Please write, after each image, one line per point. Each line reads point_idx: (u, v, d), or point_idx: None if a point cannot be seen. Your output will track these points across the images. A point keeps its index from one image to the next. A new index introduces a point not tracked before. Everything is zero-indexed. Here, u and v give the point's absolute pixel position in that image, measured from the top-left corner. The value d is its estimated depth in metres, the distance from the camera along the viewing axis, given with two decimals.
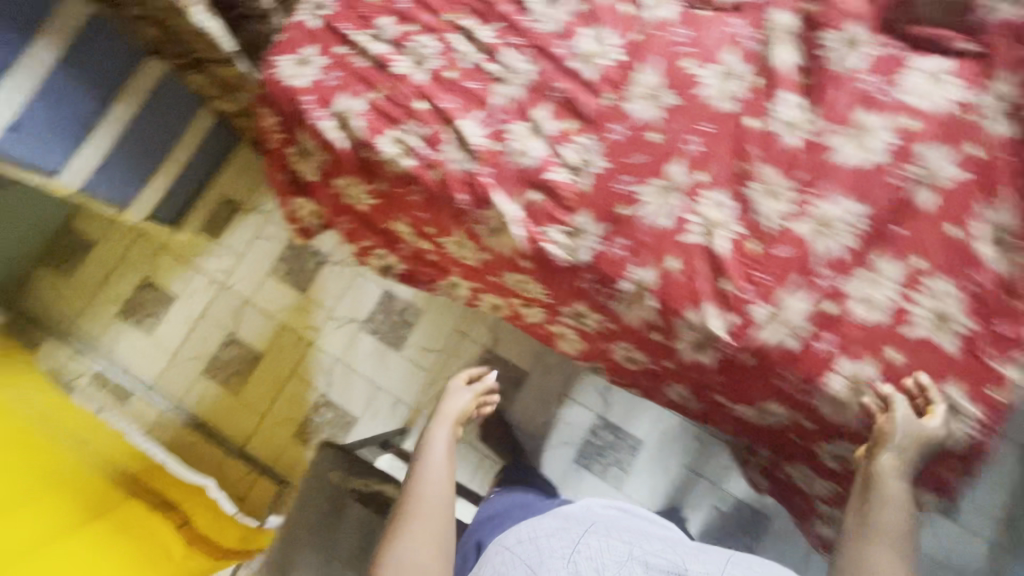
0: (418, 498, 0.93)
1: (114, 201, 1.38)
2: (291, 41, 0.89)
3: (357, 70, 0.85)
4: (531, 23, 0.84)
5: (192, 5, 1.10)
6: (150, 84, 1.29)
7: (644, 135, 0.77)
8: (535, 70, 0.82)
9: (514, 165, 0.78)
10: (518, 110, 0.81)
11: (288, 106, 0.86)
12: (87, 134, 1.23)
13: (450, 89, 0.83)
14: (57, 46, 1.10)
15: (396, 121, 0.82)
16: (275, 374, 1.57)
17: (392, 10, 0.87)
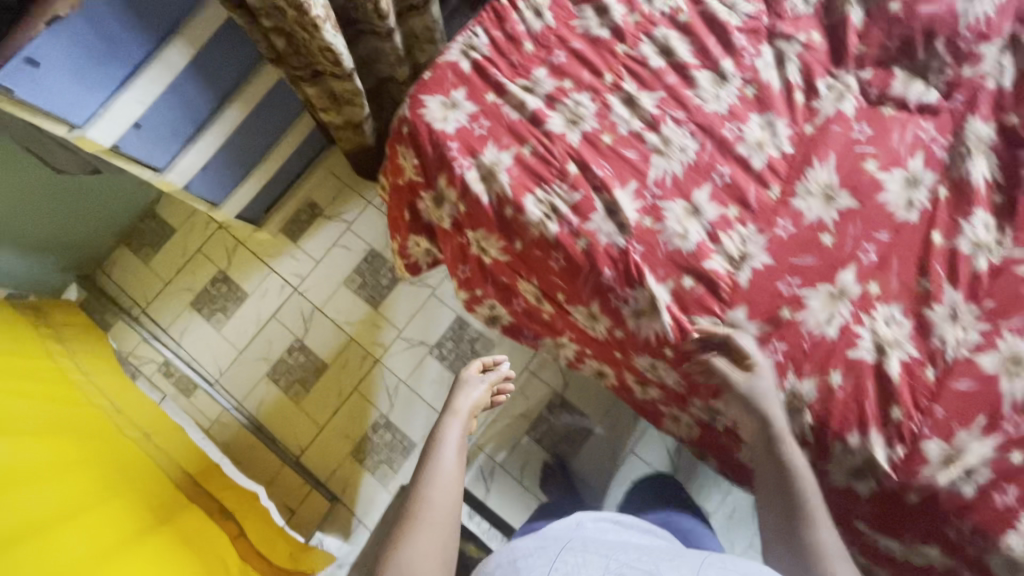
0: (424, 503, 0.88)
1: (207, 197, 1.38)
2: (437, 81, 0.86)
3: (508, 123, 0.82)
4: (699, 102, 0.80)
5: (325, 22, 1.11)
6: (264, 87, 1.28)
7: (816, 236, 0.77)
8: (697, 148, 0.78)
9: (668, 249, 0.74)
10: (676, 189, 0.77)
11: (432, 151, 0.83)
12: (196, 133, 1.23)
13: (604, 156, 0.79)
14: (189, 40, 1.07)
15: (545, 182, 0.79)
16: (337, 387, 1.55)
17: (549, 64, 0.84)
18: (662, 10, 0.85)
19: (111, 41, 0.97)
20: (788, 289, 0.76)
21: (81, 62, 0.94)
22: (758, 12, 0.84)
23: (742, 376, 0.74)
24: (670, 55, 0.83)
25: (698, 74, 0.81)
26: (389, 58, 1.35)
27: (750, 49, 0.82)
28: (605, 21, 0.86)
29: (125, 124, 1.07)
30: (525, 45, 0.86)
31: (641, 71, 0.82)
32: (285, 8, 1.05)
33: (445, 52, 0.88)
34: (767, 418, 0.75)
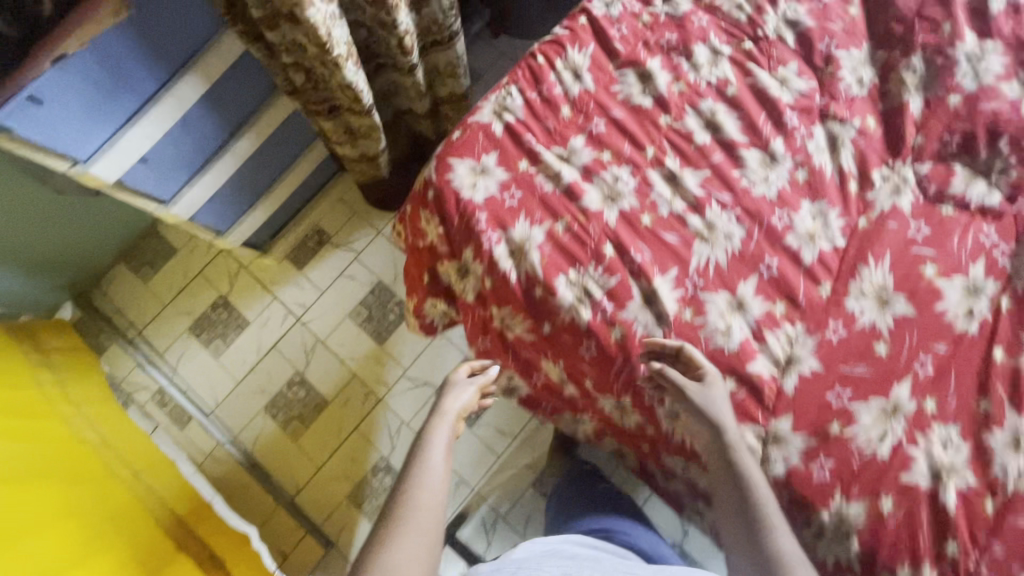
0: (407, 515, 0.70)
1: (212, 224, 1.32)
2: (467, 142, 0.81)
3: (542, 196, 0.77)
4: (747, 184, 0.76)
5: (347, 61, 1.06)
6: (279, 118, 1.23)
7: (870, 343, 0.76)
8: (743, 236, 0.75)
9: (716, 350, 0.74)
10: (719, 279, 0.74)
11: (458, 220, 0.78)
12: (203, 164, 1.18)
13: (644, 237, 0.74)
14: (202, 75, 1.01)
15: (579, 263, 0.74)
16: (337, 425, 1.50)
17: (587, 132, 0.80)
18: (709, 79, 0.81)
19: (122, 77, 0.91)
20: (837, 400, 0.75)
21: (87, 98, 0.89)
22: (812, 88, 0.80)
23: (694, 386, 0.71)
24: (717, 130, 0.78)
25: (747, 154, 0.77)
26: (410, 92, 1.29)
27: (802, 129, 0.78)
28: (649, 88, 0.81)
29: (132, 159, 1.02)
30: (562, 109, 0.81)
31: (686, 145, 0.78)
32: (306, 43, 1.00)
33: (476, 111, 0.83)
34: (720, 426, 0.71)
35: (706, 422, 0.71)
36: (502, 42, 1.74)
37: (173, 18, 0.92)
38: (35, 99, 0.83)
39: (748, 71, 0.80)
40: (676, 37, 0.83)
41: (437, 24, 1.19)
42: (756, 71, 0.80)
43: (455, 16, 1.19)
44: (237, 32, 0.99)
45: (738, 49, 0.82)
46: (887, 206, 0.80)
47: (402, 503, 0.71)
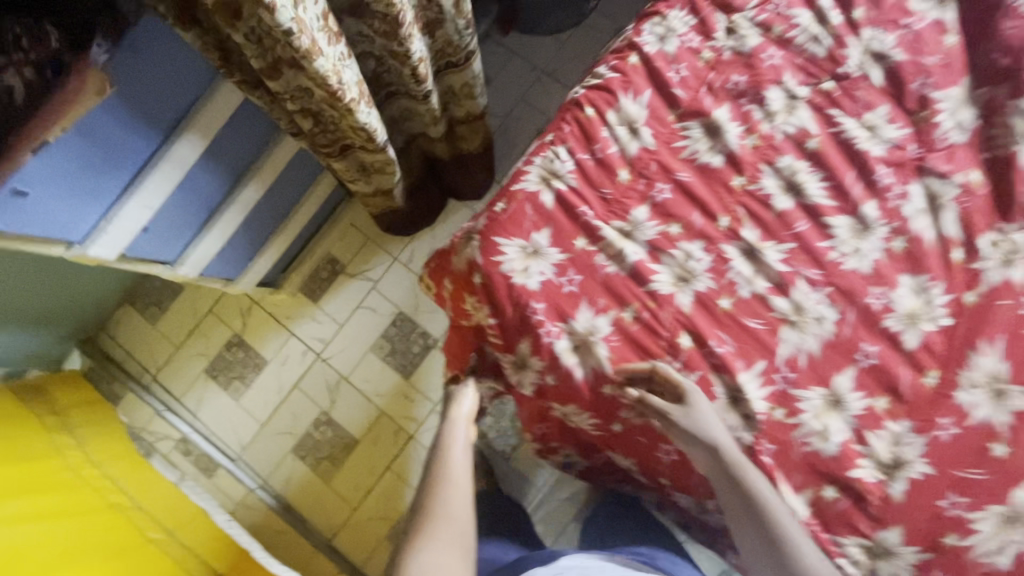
0: (443, 520, 0.72)
1: (221, 274, 1.23)
2: (514, 218, 0.72)
3: (604, 279, 0.71)
4: (835, 256, 0.75)
5: (359, 103, 0.94)
6: (283, 159, 1.12)
7: (984, 444, 0.71)
8: (837, 317, 0.74)
9: (811, 452, 0.72)
10: (812, 374, 0.73)
11: (513, 312, 0.71)
12: (208, 219, 1.08)
13: (725, 326, 0.72)
14: (202, 134, 0.90)
15: (653, 357, 0.70)
16: (369, 464, 1.45)
17: (650, 201, 0.74)
18: (785, 130, 0.77)
19: (113, 150, 0.81)
20: (950, 508, 0.71)
21: (78, 180, 0.79)
22: (904, 136, 0.78)
23: (677, 411, 0.68)
24: (799, 193, 0.76)
25: (835, 225, 0.75)
26: (424, 120, 1.17)
27: (895, 188, 0.77)
28: (718, 144, 0.77)
29: (132, 232, 0.92)
30: (618, 173, 0.75)
31: (766, 218, 0.75)
32: (313, 88, 0.88)
33: (521, 177, 0.75)
34: (716, 446, 0.68)
35: (701, 446, 0.68)
36: (511, 38, 1.56)
37: (162, 78, 0.80)
38: (22, 192, 0.73)
39: (832, 120, 0.78)
40: (745, 80, 0.79)
41: (452, 45, 1.05)
42: (840, 120, 0.78)
43: (472, 35, 1.06)
44: (236, 82, 0.88)
45: (817, 90, 0.79)
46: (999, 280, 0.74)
47: (432, 507, 0.73)
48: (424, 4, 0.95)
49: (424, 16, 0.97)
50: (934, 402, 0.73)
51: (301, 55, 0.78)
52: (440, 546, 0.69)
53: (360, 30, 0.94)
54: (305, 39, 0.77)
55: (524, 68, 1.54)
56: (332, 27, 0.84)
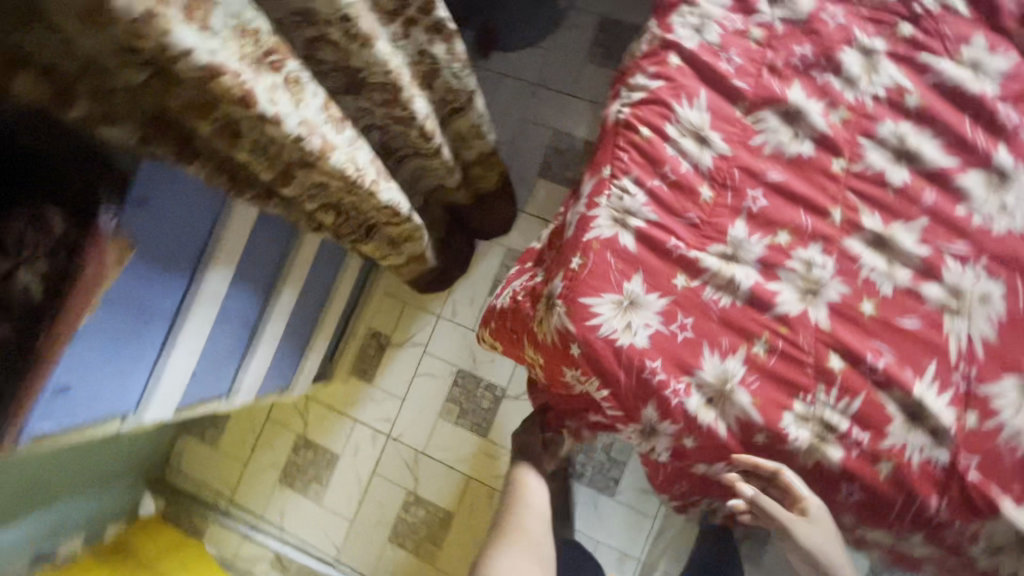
0: (518, 533, 0.90)
1: (271, 385, 1.17)
2: (598, 272, 0.70)
3: (722, 314, 0.69)
4: (975, 219, 0.68)
5: (380, 182, 0.86)
6: (308, 257, 1.05)
7: None
8: (1003, 289, 0.66)
9: (1020, 452, 0.63)
10: (996, 363, 0.65)
11: (629, 376, 0.68)
12: (250, 341, 1.03)
13: (877, 334, 0.67)
14: (225, 262, 0.84)
15: (801, 387, 0.67)
16: (471, 535, 1.37)
17: (745, 214, 0.72)
18: (874, 94, 0.72)
19: (143, 310, 0.75)
20: None
21: (114, 352, 0.73)
22: (1016, 63, 0.69)
23: (798, 522, 0.67)
24: (913, 160, 0.70)
25: (968, 183, 0.68)
26: (438, 172, 1.08)
27: None
28: (802, 130, 0.72)
29: (179, 383, 0.86)
30: (702, 192, 0.73)
31: (883, 201, 0.70)
32: (326, 182, 0.80)
33: (591, 223, 0.73)
34: (826, 560, 0.69)
35: (806, 557, 0.70)
36: (494, 62, 1.48)
37: (172, 219, 0.74)
38: (66, 388, 0.68)
39: (923, 67, 0.71)
40: (811, 52, 0.74)
41: (452, 91, 0.97)
42: (935, 64, 0.71)
43: (469, 74, 0.98)
44: (247, 200, 0.80)
45: (894, 38, 0.72)
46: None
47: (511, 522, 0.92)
48: (415, 58, 0.88)
49: (418, 71, 0.90)
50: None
51: (314, 156, 0.70)
52: (514, 555, 0.85)
53: (358, 105, 0.85)
54: (317, 140, 0.69)
55: (517, 87, 1.46)
56: (335, 112, 0.74)
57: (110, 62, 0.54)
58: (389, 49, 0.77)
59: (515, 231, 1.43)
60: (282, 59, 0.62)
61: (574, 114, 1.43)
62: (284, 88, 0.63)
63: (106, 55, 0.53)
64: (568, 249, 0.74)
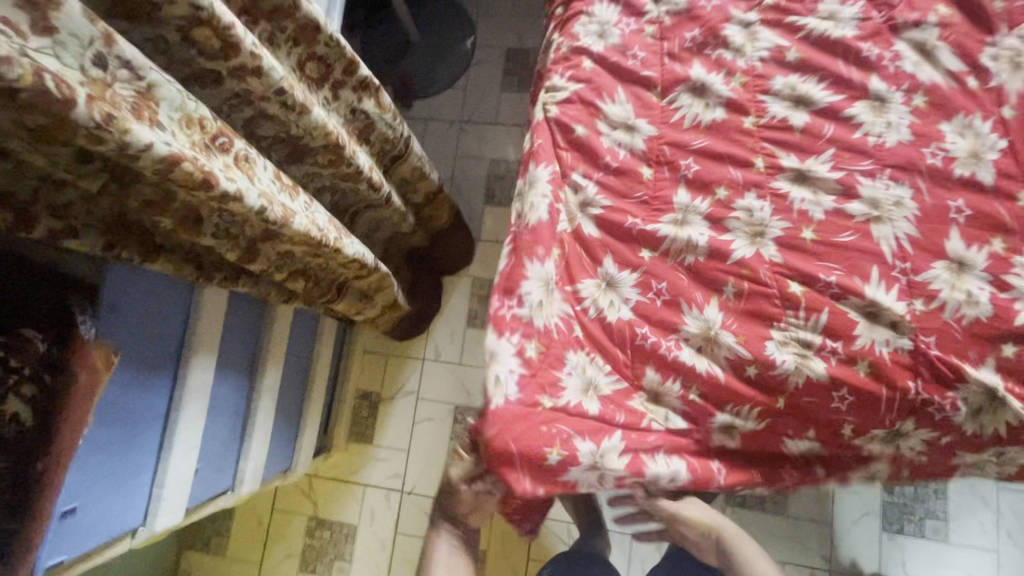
0: None
1: (273, 469, 1.15)
2: (573, 262, 0.79)
3: (691, 271, 0.77)
4: (872, 140, 0.78)
5: (342, 236, 0.88)
6: (285, 330, 1.05)
7: None
8: (911, 191, 0.75)
9: (970, 323, 0.71)
10: (925, 255, 0.74)
11: (624, 346, 0.76)
12: (245, 426, 1.01)
13: (825, 256, 0.75)
14: (207, 352, 0.84)
15: (774, 318, 0.74)
16: (509, 568, 1.33)
17: (684, 181, 0.80)
18: (760, 57, 0.82)
19: (133, 416, 0.74)
20: None
21: (111, 467, 0.71)
22: (864, 8, 0.81)
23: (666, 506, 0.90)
24: (809, 104, 0.80)
25: (857, 112, 0.79)
26: (392, 220, 1.12)
27: (886, 55, 0.80)
28: (710, 99, 0.82)
29: (186, 483, 0.84)
30: (641, 172, 0.82)
31: (796, 144, 0.79)
32: (291, 249, 0.82)
33: (556, 218, 0.82)
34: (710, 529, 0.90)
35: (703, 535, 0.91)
36: (416, 110, 1.55)
37: (145, 319, 0.74)
38: (71, 511, 0.66)
39: (793, 26, 0.82)
40: (700, 34, 0.85)
41: (389, 140, 1.01)
42: (802, 23, 0.82)
43: (401, 121, 1.02)
44: (216, 284, 0.81)
45: (763, 9, 0.84)
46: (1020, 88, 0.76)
47: None
48: (349, 118, 0.92)
49: (353, 129, 0.94)
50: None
51: (278, 224, 0.71)
52: None
53: (305, 171, 0.87)
54: (278, 209, 0.70)
55: (443, 128, 1.53)
56: (286, 181, 0.76)
57: (65, 174, 0.56)
58: (323, 113, 0.81)
59: (475, 261, 1.47)
60: (229, 140, 0.64)
61: (502, 140, 1.51)
62: (235, 166, 0.65)
63: (61, 167, 0.55)
64: (541, 236, 0.79)
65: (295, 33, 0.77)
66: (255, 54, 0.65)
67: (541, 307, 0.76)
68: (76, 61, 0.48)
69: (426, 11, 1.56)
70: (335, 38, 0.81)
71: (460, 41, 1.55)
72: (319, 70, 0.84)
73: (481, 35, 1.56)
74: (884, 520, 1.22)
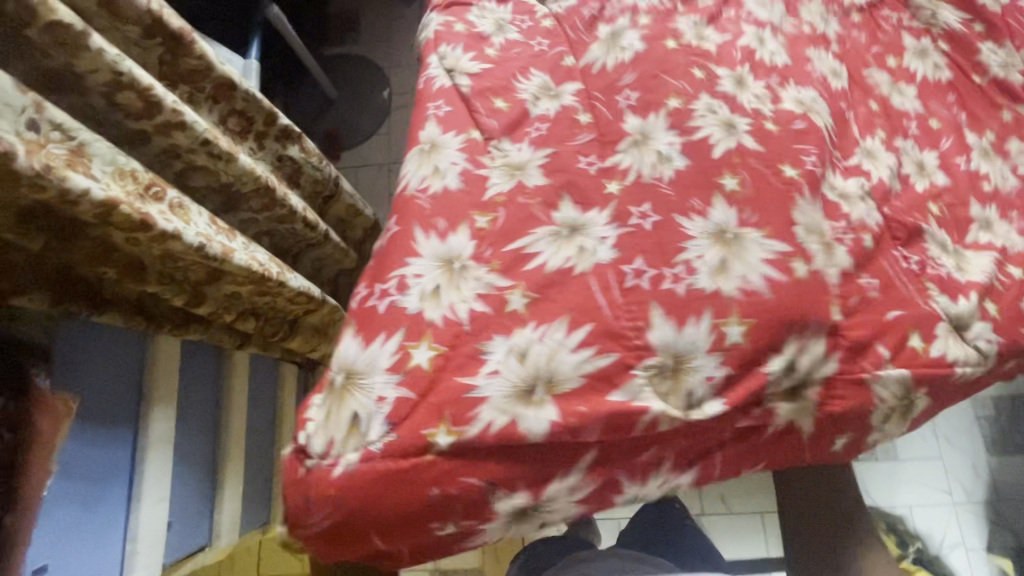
0: None
1: (252, 521, 1.14)
2: (517, 220, 0.77)
3: (673, 181, 0.80)
4: (775, 59, 0.96)
5: (284, 269, 0.92)
6: (243, 376, 1.07)
7: (927, 123, 0.99)
8: (817, 93, 0.93)
9: (898, 188, 0.89)
10: (846, 143, 0.91)
11: (618, 289, 0.72)
12: (216, 477, 1.01)
13: (794, 141, 0.84)
14: (165, 403, 0.85)
15: (791, 200, 0.79)
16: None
17: (630, 107, 0.88)
18: None
19: (97, 471, 0.75)
20: (968, 164, 0.95)
21: (79, 524, 0.72)
22: None
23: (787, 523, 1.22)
24: (710, 38, 0.96)
25: (748, 42, 0.97)
26: (336, 256, 1.17)
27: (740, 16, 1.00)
28: (628, 37, 0.95)
29: (160, 535, 0.84)
30: (579, 118, 0.88)
31: (715, 90, 0.89)
32: (238, 288, 0.86)
33: (487, 182, 0.81)
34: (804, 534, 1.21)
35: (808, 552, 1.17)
36: (346, 159, 1.65)
37: (97, 372, 0.76)
38: (43, 568, 0.65)
39: None
40: (598, 4, 0.99)
41: (319, 181, 1.10)
42: None
43: (328, 162, 1.11)
44: (169, 332, 0.85)
45: None
46: (834, 34, 1.05)
47: None
48: (276, 164, 1.00)
49: (283, 175, 1.02)
50: (889, 115, 0.99)
51: (220, 261, 0.75)
52: None
53: (240, 217, 0.93)
54: (218, 245, 0.75)
55: (373, 170, 1.63)
56: (222, 225, 0.80)
57: (8, 235, 0.60)
58: (250, 160, 0.88)
59: None
60: (161, 188, 0.69)
61: None
62: (171, 212, 0.69)
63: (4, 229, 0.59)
64: (440, 209, 0.79)
65: (213, 92, 0.85)
66: (176, 110, 0.72)
67: (440, 295, 0.72)
68: (12, 127, 0.54)
69: (341, 75, 1.71)
70: (251, 93, 0.90)
71: (376, 94, 1.69)
72: (241, 123, 0.92)
73: (395, 84, 1.71)
74: None
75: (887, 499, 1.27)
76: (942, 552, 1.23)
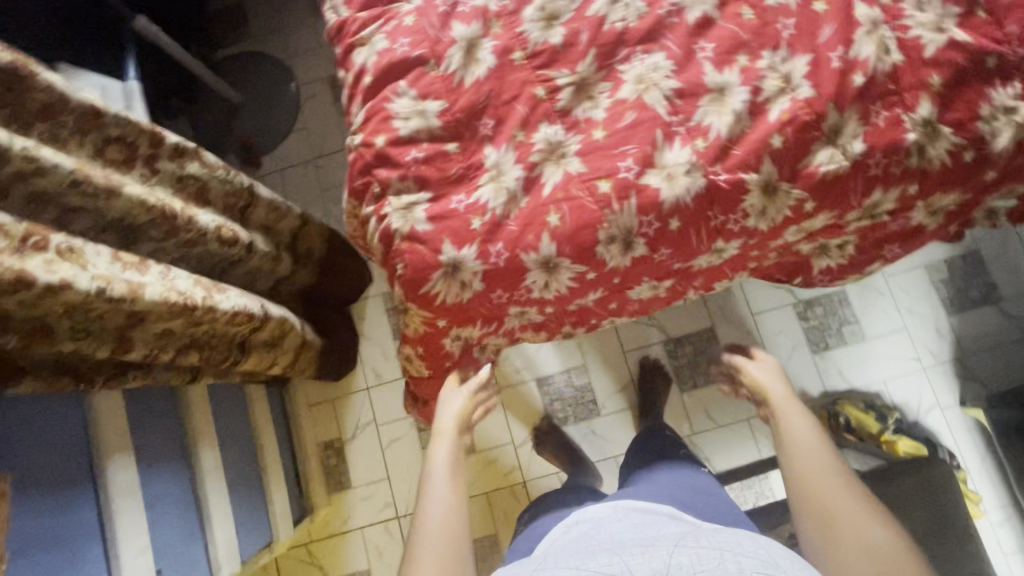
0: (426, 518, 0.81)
1: (251, 544, 1.13)
2: (416, 263, 0.79)
3: (516, 215, 0.79)
4: (618, 24, 0.81)
5: (213, 291, 0.87)
6: (205, 408, 1.04)
7: (811, 12, 0.79)
8: (666, 52, 0.80)
9: (751, 135, 0.78)
10: (690, 101, 0.79)
11: (488, 301, 0.83)
12: (201, 513, 0.99)
13: (619, 140, 0.78)
14: (120, 456, 0.82)
15: (597, 221, 0.77)
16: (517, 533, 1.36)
17: (487, 138, 0.81)
18: None
19: (57, 534, 0.73)
20: (841, 60, 0.77)
21: None
22: None
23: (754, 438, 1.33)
24: (559, 16, 0.82)
25: (600, 7, 0.82)
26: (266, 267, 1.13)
27: None
28: (478, 52, 0.82)
29: None
30: (448, 148, 0.82)
31: (553, 111, 0.81)
32: (168, 324, 0.81)
33: (391, 230, 0.81)
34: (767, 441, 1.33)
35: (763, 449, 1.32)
36: (268, 164, 1.59)
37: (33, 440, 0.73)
38: None
39: None
40: None
41: (232, 193, 1.03)
42: None
43: (237, 171, 1.04)
44: (104, 385, 0.81)
45: None
46: None
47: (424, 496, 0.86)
48: (179, 186, 0.93)
49: (189, 196, 0.95)
50: (764, 22, 0.80)
51: (129, 302, 0.71)
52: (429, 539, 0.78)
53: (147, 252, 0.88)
54: (119, 285, 0.70)
55: (298, 170, 1.56)
56: (130, 258, 0.76)
57: None
58: (139, 188, 0.82)
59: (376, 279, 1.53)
60: (42, 237, 0.65)
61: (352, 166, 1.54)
62: (60, 261, 0.65)
63: None
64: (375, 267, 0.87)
65: (78, 124, 0.79)
66: None
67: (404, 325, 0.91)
68: None
69: (245, 77, 1.61)
70: (122, 115, 0.83)
71: (283, 95, 1.59)
72: (124, 151, 0.85)
73: (301, 75, 1.61)
74: (808, 343, 1.35)
75: (860, 379, 1.32)
76: (920, 417, 1.29)
